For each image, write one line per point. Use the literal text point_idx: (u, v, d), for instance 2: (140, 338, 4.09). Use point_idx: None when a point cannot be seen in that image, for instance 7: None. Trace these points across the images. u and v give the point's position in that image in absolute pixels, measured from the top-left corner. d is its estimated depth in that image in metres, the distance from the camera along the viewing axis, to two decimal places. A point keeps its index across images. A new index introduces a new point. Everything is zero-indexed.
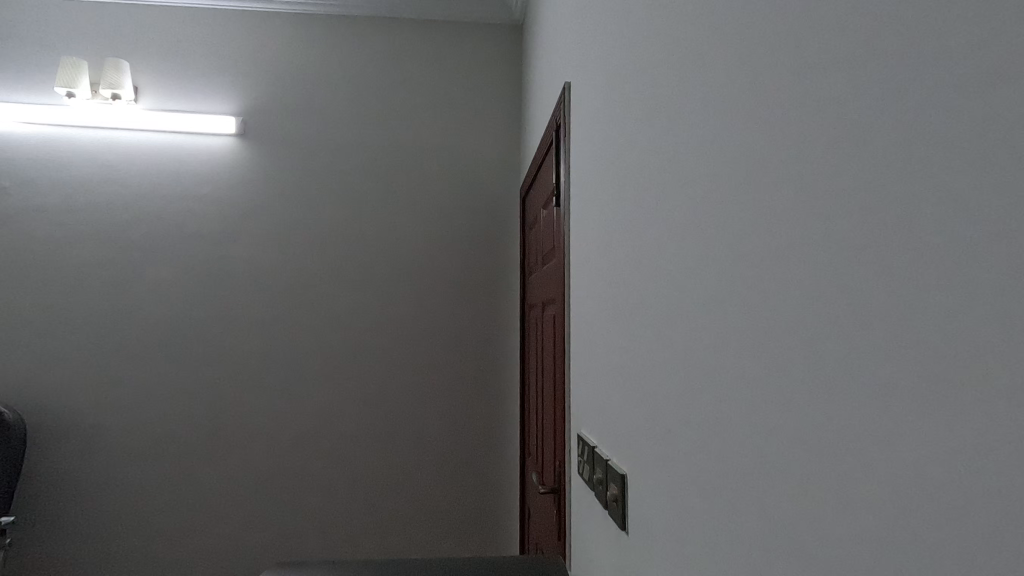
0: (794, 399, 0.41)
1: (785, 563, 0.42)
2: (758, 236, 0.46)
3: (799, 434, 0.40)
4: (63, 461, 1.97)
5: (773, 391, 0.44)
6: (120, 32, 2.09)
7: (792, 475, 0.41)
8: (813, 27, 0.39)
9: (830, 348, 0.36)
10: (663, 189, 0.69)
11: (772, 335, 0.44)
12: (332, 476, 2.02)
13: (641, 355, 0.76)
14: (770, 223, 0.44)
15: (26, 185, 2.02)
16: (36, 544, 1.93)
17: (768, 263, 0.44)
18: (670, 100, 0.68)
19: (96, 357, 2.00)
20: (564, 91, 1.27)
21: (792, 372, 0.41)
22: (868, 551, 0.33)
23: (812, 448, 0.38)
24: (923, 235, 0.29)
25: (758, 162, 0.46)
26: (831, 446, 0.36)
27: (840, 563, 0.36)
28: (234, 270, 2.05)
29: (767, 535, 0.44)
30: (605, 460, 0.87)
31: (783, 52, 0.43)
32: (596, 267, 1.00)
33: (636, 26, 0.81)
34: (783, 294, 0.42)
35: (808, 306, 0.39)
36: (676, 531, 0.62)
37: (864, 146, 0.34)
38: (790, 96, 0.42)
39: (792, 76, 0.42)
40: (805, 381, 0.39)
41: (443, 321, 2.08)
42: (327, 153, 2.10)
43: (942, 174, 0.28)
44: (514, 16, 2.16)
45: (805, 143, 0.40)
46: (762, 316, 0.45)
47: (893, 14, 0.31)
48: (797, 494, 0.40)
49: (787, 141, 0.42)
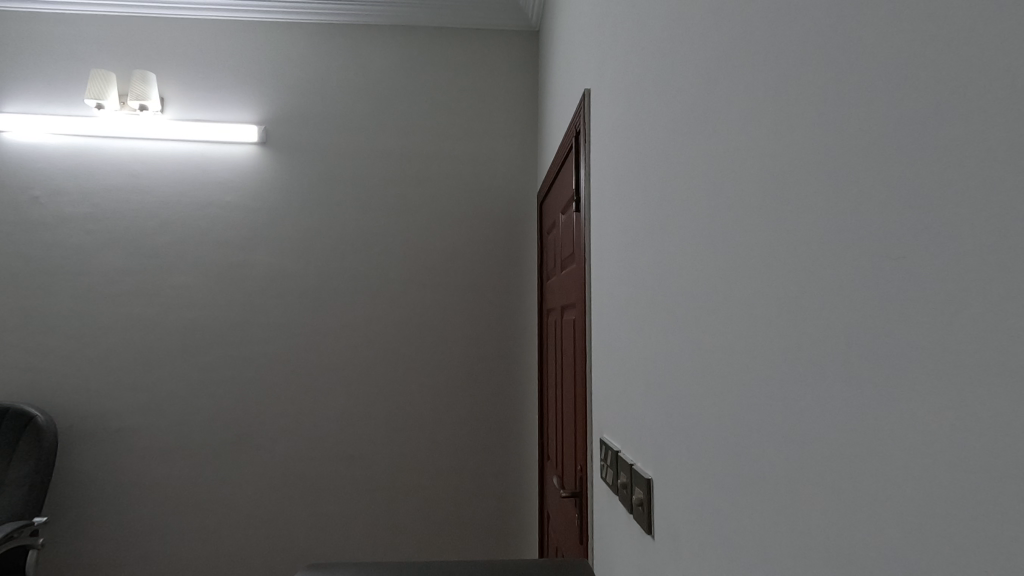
0: (817, 406, 0.41)
1: (810, 566, 0.42)
2: (786, 242, 0.45)
3: (821, 440, 0.40)
4: (92, 464, 2.01)
5: (801, 403, 0.43)
6: (146, 45, 2.14)
7: (816, 480, 0.41)
8: (831, 38, 0.40)
9: (854, 357, 0.37)
10: (684, 196, 0.69)
11: (800, 344, 0.43)
12: (353, 479, 2.04)
13: (663, 361, 0.76)
14: (797, 231, 0.44)
15: (59, 195, 2.09)
16: (67, 545, 1.98)
17: (797, 271, 0.44)
18: (689, 108, 0.67)
19: (123, 361, 2.05)
20: (583, 98, 1.27)
21: (815, 379, 0.41)
22: (892, 553, 0.33)
23: (836, 454, 0.39)
24: (944, 246, 0.29)
25: (785, 169, 0.46)
26: (854, 450, 0.37)
27: (864, 566, 0.36)
28: (257, 276, 2.09)
29: (797, 546, 0.44)
30: (629, 464, 0.87)
31: (802, 62, 0.43)
32: (616, 272, 1.01)
33: (654, 32, 0.82)
34: (812, 304, 0.42)
35: (831, 313, 0.39)
36: (703, 537, 0.62)
37: (882, 157, 0.34)
38: (817, 104, 0.41)
39: (819, 83, 0.41)
40: (826, 388, 0.40)
41: (460, 326, 2.10)
42: (347, 160, 2.13)
43: (960, 187, 0.28)
44: (530, 23, 2.18)
45: (825, 152, 0.40)
46: (784, 323, 0.46)
47: (910, 26, 0.32)
48: (821, 498, 0.41)
49: (815, 150, 0.41)
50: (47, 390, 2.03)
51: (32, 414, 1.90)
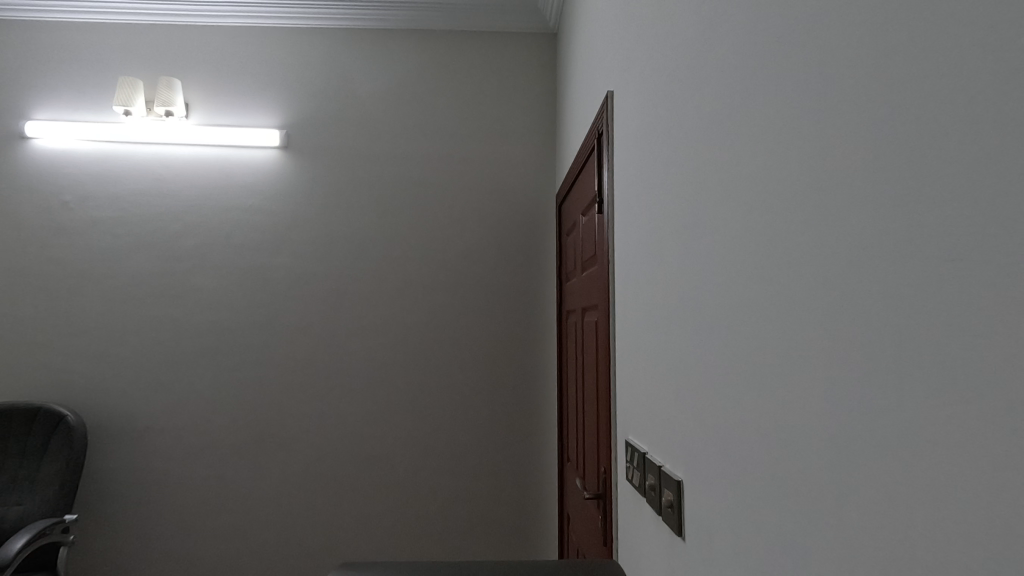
0: (850, 406, 0.41)
1: (844, 566, 0.43)
2: (824, 243, 0.45)
3: (856, 440, 0.41)
4: (119, 463, 2.06)
5: (840, 405, 0.42)
6: (172, 52, 2.18)
7: (850, 481, 0.41)
8: (867, 40, 0.40)
9: (889, 357, 0.37)
10: (713, 197, 0.68)
11: (840, 346, 0.43)
12: (374, 479, 2.06)
13: (691, 363, 0.76)
14: (838, 231, 0.43)
15: (88, 199, 2.14)
16: (96, 541, 2.03)
17: (836, 272, 0.43)
18: (719, 108, 0.67)
19: (148, 362, 2.09)
20: (605, 101, 1.27)
21: (848, 380, 0.41)
22: (932, 552, 0.33)
23: (869, 453, 0.39)
24: (992, 246, 0.30)
25: (822, 170, 0.45)
26: (888, 449, 0.37)
27: (899, 563, 0.36)
28: (279, 279, 2.12)
29: (830, 547, 0.44)
30: (658, 466, 0.87)
31: (836, 65, 0.43)
32: (642, 275, 1.01)
33: (679, 33, 0.81)
34: (848, 304, 0.42)
35: (867, 314, 0.39)
36: (736, 540, 0.62)
37: (922, 158, 0.34)
38: (859, 102, 0.41)
39: (861, 80, 0.40)
40: (862, 388, 0.40)
41: (479, 327, 2.11)
42: (368, 164, 2.16)
43: (1010, 186, 0.29)
44: (548, 25, 2.18)
45: (861, 154, 0.40)
46: (818, 325, 0.46)
47: (953, 29, 0.32)
48: (856, 498, 0.41)
49: (855, 150, 0.41)
50: (77, 390, 2.08)
51: (63, 414, 1.95)
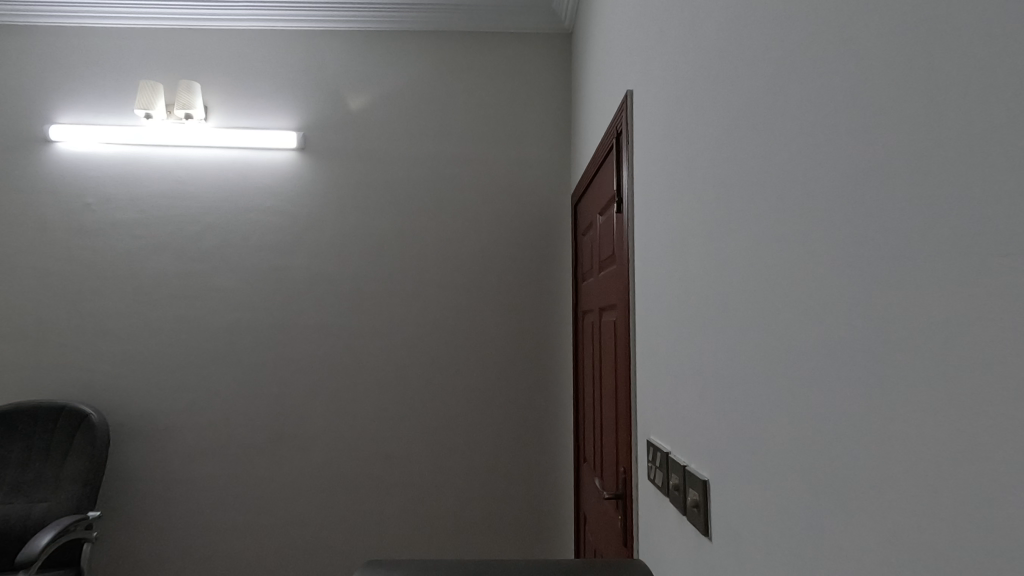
0: (893, 404, 0.41)
1: (886, 566, 0.42)
2: (864, 238, 0.45)
3: (899, 438, 0.40)
4: (141, 461, 2.09)
5: (885, 404, 0.42)
6: (191, 56, 2.21)
7: (892, 479, 0.41)
8: (909, 38, 0.40)
9: (936, 354, 0.37)
10: (745, 195, 0.68)
11: (884, 342, 0.42)
12: (390, 479, 2.07)
13: (719, 361, 0.75)
14: (880, 227, 0.43)
15: (109, 201, 2.17)
16: (118, 538, 2.06)
17: (880, 269, 0.43)
18: (751, 106, 0.66)
19: (169, 362, 2.12)
20: (624, 100, 1.27)
21: (891, 376, 0.41)
22: (988, 551, 0.33)
23: (914, 453, 0.39)
24: None
25: (865, 165, 0.45)
26: (935, 447, 0.37)
27: (950, 563, 0.36)
28: (297, 280, 2.14)
29: (871, 546, 0.44)
30: (682, 465, 0.86)
31: (876, 61, 0.43)
32: (663, 274, 1.01)
33: (706, 31, 0.81)
34: (891, 301, 0.41)
35: (911, 311, 0.39)
36: (768, 539, 0.61)
37: (972, 154, 0.34)
38: (901, 98, 0.40)
39: (903, 76, 0.40)
40: (906, 386, 0.40)
41: (496, 327, 2.11)
42: (383, 165, 2.17)
43: None
44: (564, 25, 2.18)
45: (902, 150, 0.40)
46: (859, 322, 0.45)
47: (1007, 26, 0.32)
48: (900, 497, 0.40)
49: (899, 144, 0.41)
50: (99, 389, 2.11)
51: (86, 413, 1.98)
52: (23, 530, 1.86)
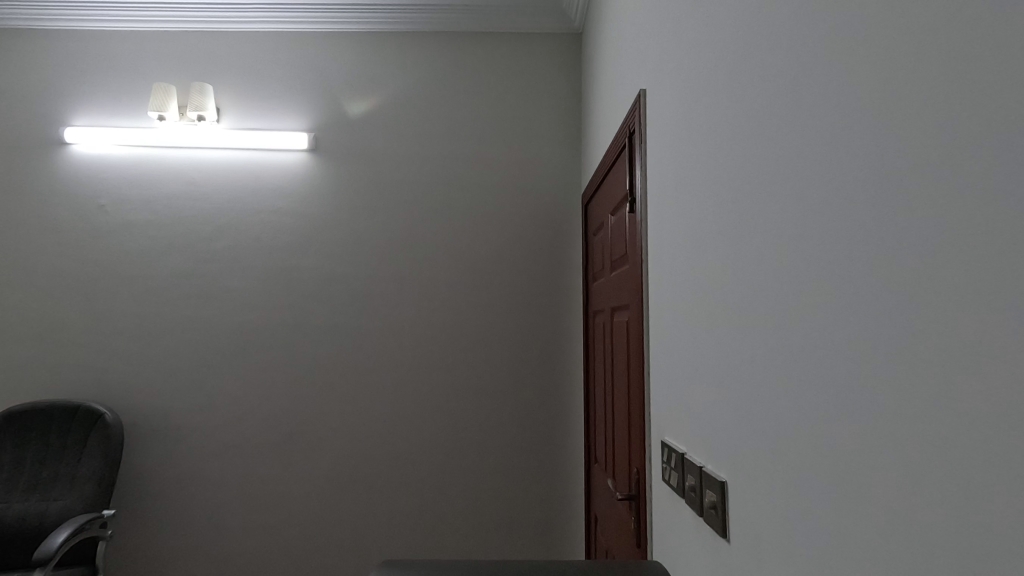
0: (924, 401, 0.41)
1: (918, 565, 0.42)
2: (893, 234, 0.44)
3: (932, 436, 0.40)
4: (154, 460, 2.10)
5: (915, 401, 0.42)
6: (203, 58, 2.23)
7: (924, 477, 0.41)
8: (942, 33, 0.39)
9: (972, 350, 0.37)
10: (767, 193, 0.67)
11: (915, 339, 0.42)
12: (402, 478, 2.07)
13: (738, 361, 0.75)
14: (910, 223, 0.42)
15: (124, 203, 2.19)
16: (132, 536, 2.07)
17: (916, 266, 0.42)
18: (775, 103, 0.65)
19: (182, 362, 2.14)
20: (637, 99, 1.27)
21: (922, 373, 0.41)
22: None
23: (949, 450, 0.38)
24: None
25: (898, 161, 0.44)
26: (971, 444, 0.37)
27: (989, 562, 0.36)
28: (308, 280, 2.15)
29: (901, 545, 0.43)
30: (698, 466, 0.86)
31: (905, 56, 0.43)
32: (677, 273, 1.00)
33: (726, 27, 0.80)
34: (922, 297, 0.41)
35: (945, 307, 0.39)
36: (791, 541, 0.60)
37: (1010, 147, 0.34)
38: (933, 92, 0.40)
39: (935, 70, 0.40)
40: (938, 383, 0.39)
41: (506, 327, 2.11)
42: (394, 165, 2.17)
43: None
44: (574, 24, 2.18)
45: (935, 144, 0.40)
46: (887, 319, 0.45)
47: None
48: (932, 496, 0.40)
49: (936, 138, 0.40)
50: (114, 389, 2.13)
51: (100, 412, 2.00)
52: (40, 528, 1.88)
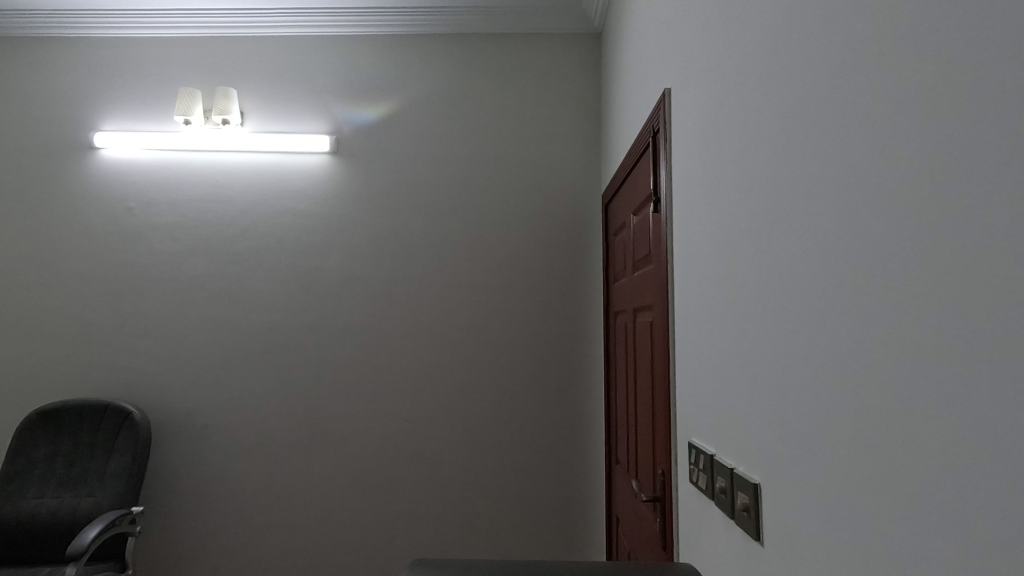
0: (969, 402, 0.40)
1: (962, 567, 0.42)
2: (932, 232, 0.44)
3: (976, 436, 0.40)
4: (181, 458, 2.14)
5: (958, 402, 0.41)
6: (228, 63, 2.26)
7: (968, 478, 0.40)
8: (984, 33, 0.39)
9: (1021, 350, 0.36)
10: (800, 189, 0.66)
11: (957, 339, 0.42)
12: (422, 477, 2.08)
13: (771, 360, 0.73)
14: (952, 221, 0.42)
15: (150, 206, 2.24)
16: (160, 533, 2.11)
17: (959, 265, 0.41)
18: (810, 98, 0.64)
19: (206, 362, 2.17)
20: (660, 99, 1.26)
21: (964, 371, 0.41)
22: None
23: (995, 450, 0.38)
24: None
25: (949, 151, 0.42)
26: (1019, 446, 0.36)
27: None
28: (330, 281, 2.17)
29: (944, 548, 0.43)
30: (729, 468, 0.85)
31: (942, 56, 0.43)
32: (704, 274, 1.00)
33: (756, 22, 0.79)
34: (965, 297, 0.41)
35: (989, 307, 0.39)
36: (829, 544, 0.59)
37: None
38: (974, 93, 0.40)
39: (976, 70, 0.40)
40: (985, 383, 0.39)
41: (526, 328, 2.11)
42: (415, 167, 2.19)
43: None
44: (593, 24, 2.18)
45: (977, 144, 0.40)
46: (926, 319, 0.45)
47: None
48: (977, 498, 0.40)
49: (997, 127, 0.38)
50: (141, 388, 2.17)
51: (129, 410, 2.04)
52: (72, 523, 1.92)
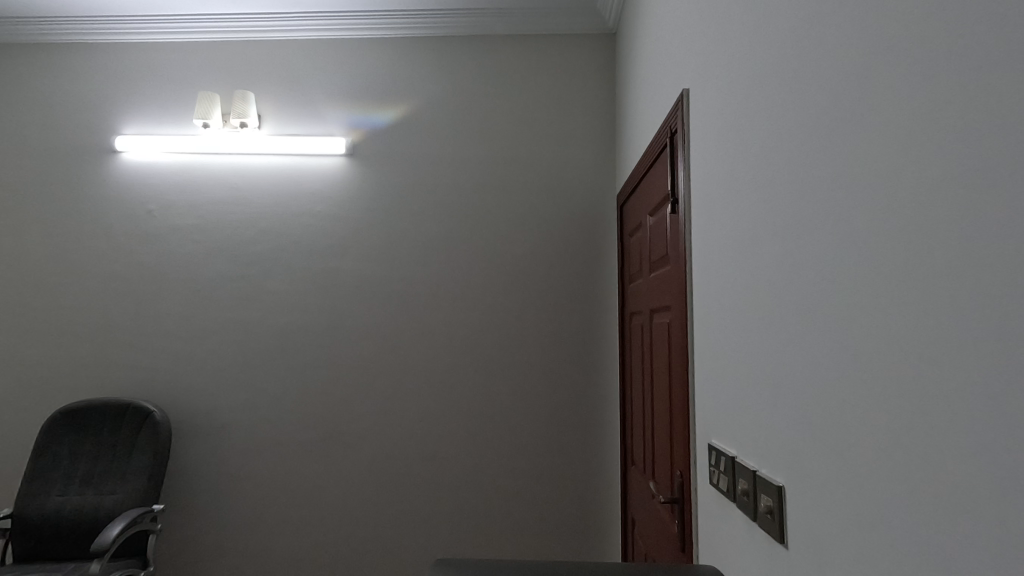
0: (998, 407, 0.40)
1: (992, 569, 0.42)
2: (959, 236, 0.44)
3: (1004, 441, 0.40)
4: (200, 457, 2.17)
5: (985, 405, 0.42)
6: (246, 67, 2.29)
7: (996, 481, 0.41)
8: (1012, 39, 0.39)
9: None
10: (823, 189, 0.66)
11: (985, 344, 0.42)
12: (437, 477, 2.10)
13: (793, 362, 0.73)
14: (980, 225, 0.42)
15: (170, 208, 2.27)
16: (180, 531, 2.14)
17: (987, 270, 0.42)
18: (833, 97, 0.63)
19: (224, 362, 2.20)
20: (678, 100, 1.26)
21: (992, 373, 0.41)
22: None
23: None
24: None
25: (983, 147, 0.42)
26: None
27: None
28: (346, 282, 2.19)
29: (973, 550, 0.43)
30: (752, 471, 0.84)
31: (970, 60, 0.43)
32: (724, 275, 0.99)
33: (777, 21, 0.79)
34: (993, 302, 0.41)
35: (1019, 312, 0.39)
36: (856, 546, 0.59)
37: None
38: (1001, 97, 0.40)
39: (1005, 75, 0.40)
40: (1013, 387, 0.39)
41: (541, 328, 2.12)
42: (429, 168, 2.20)
43: None
44: (608, 25, 2.17)
45: (1004, 151, 0.40)
46: (954, 323, 0.45)
47: None
48: (1005, 502, 0.40)
49: None
50: (161, 388, 2.21)
51: (150, 410, 2.07)
52: (95, 521, 1.96)
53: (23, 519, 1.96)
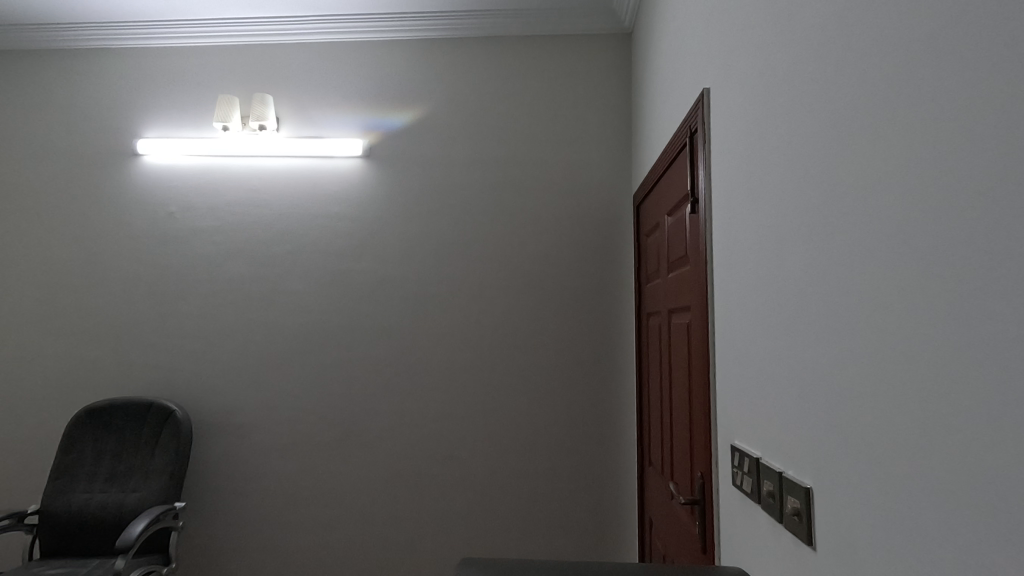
0: None
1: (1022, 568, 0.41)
2: (985, 235, 0.44)
3: None
4: (219, 455, 2.20)
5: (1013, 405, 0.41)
6: (265, 71, 2.32)
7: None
8: None
9: None
10: (847, 188, 0.65)
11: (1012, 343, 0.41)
12: (454, 477, 2.10)
13: (817, 363, 0.73)
14: (1006, 223, 0.42)
15: (191, 210, 2.31)
16: (200, 528, 2.17)
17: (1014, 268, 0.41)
18: (857, 94, 0.63)
19: (243, 362, 2.23)
20: (698, 100, 1.25)
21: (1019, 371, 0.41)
22: None
23: None
24: None
25: (1010, 143, 0.42)
26: None
27: None
28: (362, 282, 2.21)
29: (1002, 551, 0.43)
30: (778, 472, 0.84)
31: (996, 57, 0.43)
32: (746, 275, 0.99)
33: (797, 20, 0.78)
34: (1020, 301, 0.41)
35: None
36: (884, 548, 0.58)
37: None
38: None
39: None
40: None
41: (557, 328, 2.12)
42: (446, 169, 2.21)
43: None
44: (623, 25, 2.17)
45: None
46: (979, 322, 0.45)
47: None
48: None
49: None
50: (182, 387, 2.24)
51: (171, 408, 2.10)
52: (119, 517, 1.99)
53: (49, 515, 2.00)
